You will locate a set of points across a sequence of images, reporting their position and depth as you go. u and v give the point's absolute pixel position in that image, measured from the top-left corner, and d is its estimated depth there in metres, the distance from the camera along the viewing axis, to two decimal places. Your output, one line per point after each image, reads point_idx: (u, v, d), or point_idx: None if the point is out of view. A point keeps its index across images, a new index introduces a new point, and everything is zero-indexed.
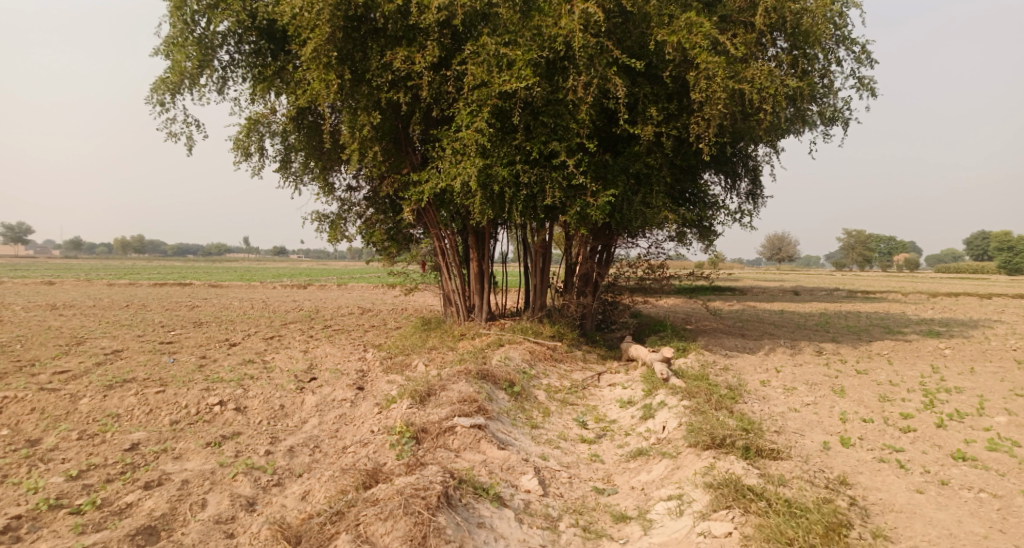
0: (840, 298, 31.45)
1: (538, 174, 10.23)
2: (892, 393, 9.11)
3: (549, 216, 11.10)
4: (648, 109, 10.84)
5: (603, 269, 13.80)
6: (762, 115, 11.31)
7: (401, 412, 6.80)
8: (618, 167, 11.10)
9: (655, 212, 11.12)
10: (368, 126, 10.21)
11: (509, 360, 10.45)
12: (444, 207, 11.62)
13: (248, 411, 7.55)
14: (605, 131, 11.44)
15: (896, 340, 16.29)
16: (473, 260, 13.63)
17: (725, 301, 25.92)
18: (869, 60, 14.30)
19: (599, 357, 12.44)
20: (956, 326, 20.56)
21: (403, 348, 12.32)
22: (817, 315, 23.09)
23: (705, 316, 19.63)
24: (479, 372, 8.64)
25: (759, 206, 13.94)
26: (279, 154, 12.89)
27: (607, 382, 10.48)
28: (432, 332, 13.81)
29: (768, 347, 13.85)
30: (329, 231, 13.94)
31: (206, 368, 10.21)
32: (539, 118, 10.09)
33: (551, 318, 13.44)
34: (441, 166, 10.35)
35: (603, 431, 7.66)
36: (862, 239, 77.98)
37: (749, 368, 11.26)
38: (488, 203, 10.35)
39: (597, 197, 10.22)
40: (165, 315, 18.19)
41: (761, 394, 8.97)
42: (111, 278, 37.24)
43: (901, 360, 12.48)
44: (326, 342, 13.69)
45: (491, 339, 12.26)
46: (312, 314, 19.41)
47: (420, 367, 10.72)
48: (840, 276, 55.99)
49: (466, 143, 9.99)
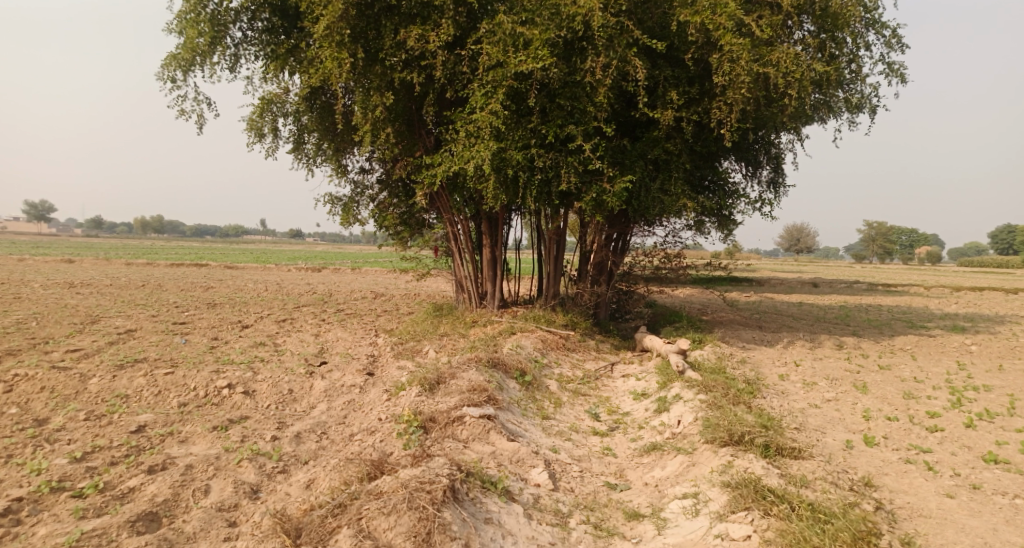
0: (859, 290, 30.92)
1: (554, 159, 10.01)
2: (916, 391, 8.86)
3: (564, 203, 10.87)
4: (669, 92, 10.55)
5: (619, 258, 13.54)
6: (786, 100, 10.98)
7: (409, 400, 6.67)
8: (636, 153, 10.85)
9: (673, 199, 10.86)
10: (381, 107, 10.02)
11: (521, 348, 10.28)
12: (457, 191, 11.42)
13: (256, 395, 7.45)
14: (623, 116, 11.16)
15: (917, 335, 15.93)
16: (486, 246, 13.45)
17: (742, 292, 25.56)
18: (899, 45, 13.89)
19: (613, 347, 12.26)
20: (979, 322, 20.11)
21: (414, 334, 12.21)
22: (837, 308, 22.69)
23: (721, 307, 19.35)
24: (491, 361, 8.49)
25: (781, 195, 13.61)
26: (293, 135, 12.76)
27: (621, 373, 10.31)
28: (444, 318, 13.68)
29: (786, 340, 13.59)
30: (342, 214, 13.85)
31: (217, 350, 10.15)
32: (556, 101, 9.85)
33: (565, 306, 13.25)
34: (454, 149, 10.14)
35: (616, 423, 7.49)
36: (881, 232, 76.73)
37: (768, 361, 11.02)
38: (502, 187, 10.15)
39: (614, 183, 9.99)
40: (180, 295, 18.25)
41: (779, 389, 8.76)
42: (129, 257, 37.57)
43: (925, 356, 12.18)
44: (337, 326, 13.61)
45: (504, 327, 12.11)
46: (325, 297, 19.39)
47: (432, 354, 10.59)
48: (860, 269, 55.14)
49: (480, 126, 9.77)
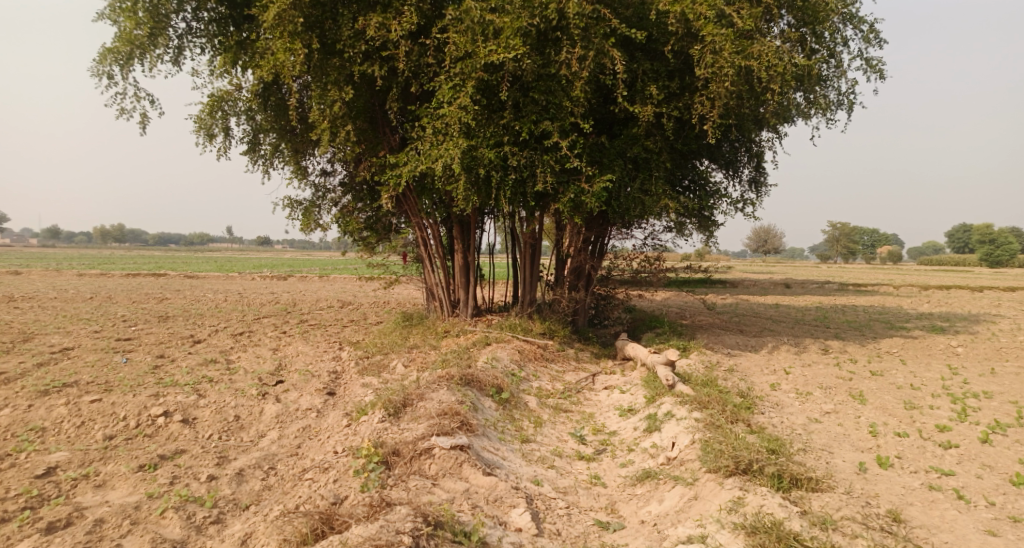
0: (832, 291, 30.83)
1: (529, 157, 9.31)
2: (916, 400, 8.36)
3: (540, 204, 10.16)
4: (648, 87, 9.92)
5: (597, 261, 12.85)
6: (770, 95, 10.44)
7: (370, 428, 5.85)
8: (615, 151, 10.21)
9: (654, 200, 10.23)
10: (340, 102, 9.20)
11: (497, 361, 9.54)
12: (425, 193, 10.64)
13: (198, 422, 6.57)
14: (600, 112, 10.51)
15: (899, 337, 15.57)
16: (458, 251, 12.71)
17: (718, 294, 25.20)
18: (877, 40, 13.50)
19: (592, 356, 11.60)
20: (956, 322, 19.92)
21: (381, 347, 11.38)
22: (814, 309, 22.41)
23: (700, 310, 18.85)
24: (463, 377, 7.72)
25: (762, 195, 13.08)
26: (247, 136, 11.85)
27: (603, 385, 9.64)
28: (414, 328, 12.85)
29: (771, 345, 13.06)
30: (302, 219, 12.96)
31: (161, 370, 9.19)
32: (530, 95, 9.15)
33: (541, 313, 12.55)
34: (421, 147, 9.36)
35: (602, 445, 6.80)
36: (845, 232, 77.72)
37: (757, 369, 10.46)
38: (473, 188, 9.41)
39: (593, 183, 9.32)
40: (131, 308, 17.09)
41: (773, 401, 8.17)
42: (84, 267, 35.92)
43: (915, 360, 11.77)
44: (298, 339, 12.71)
45: (477, 337, 11.35)
46: (288, 308, 18.38)
47: (400, 370, 9.78)
48: (829, 268, 55.62)
49: (448, 122, 9.03)
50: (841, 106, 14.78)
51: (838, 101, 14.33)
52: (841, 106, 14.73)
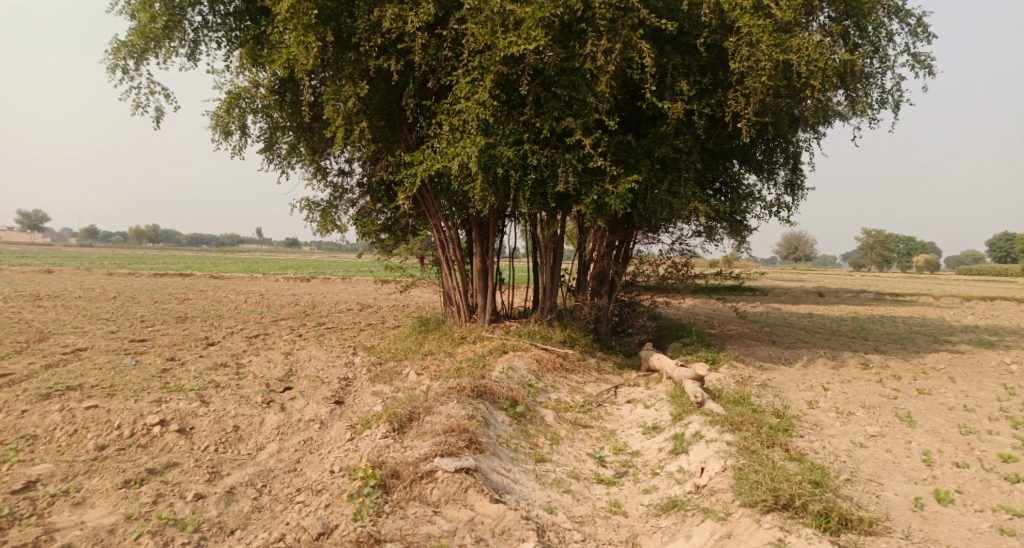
0: (867, 300, 29.75)
1: (550, 155, 8.86)
2: (971, 424, 7.72)
3: (562, 206, 9.68)
4: (678, 83, 9.40)
5: (622, 266, 12.31)
6: (809, 91, 9.82)
7: (371, 445, 5.44)
8: (641, 151, 9.70)
9: (683, 202, 9.70)
10: (354, 97, 8.85)
11: (514, 371, 9.07)
12: (443, 194, 10.24)
13: (194, 432, 6.20)
14: (626, 109, 10.00)
15: (944, 351, 14.71)
16: (477, 255, 12.30)
17: (747, 302, 24.39)
18: (925, 34, 12.74)
19: (615, 366, 11.08)
20: (1004, 336, 18.87)
21: (396, 353, 10.99)
22: (850, 319, 21.55)
23: (730, 319, 18.16)
24: (476, 388, 7.27)
25: (799, 198, 12.40)
26: (264, 134, 11.56)
27: (626, 399, 9.12)
28: (431, 334, 12.44)
29: (806, 358, 12.36)
30: (319, 220, 12.66)
31: (168, 374, 8.89)
32: (552, 90, 8.70)
33: (563, 320, 12.06)
34: (437, 145, 8.98)
35: (624, 467, 6.30)
36: (880, 240, 75.46)
37: (792, 385, 9.83)
38: (491, 187, 8.99)
39: (617, 183, 8.85)
40: (150, 308, 16.97)
41: (812, 421, 7.59)
42: (113, 266, 36.36)
43: (963, 378, 11.06)
44: (313, 343, 12.39)
45: (495, 344, 10.91)
46: (307, 310, 18.13)
47: (413, 379, 9.36)
48: (864, 277, 53.98)
49: (466, 119, 8.63)
50: (884, 105, 14.02)
51: (881, 100, 13.57)
52: (885, 106, 13.95)
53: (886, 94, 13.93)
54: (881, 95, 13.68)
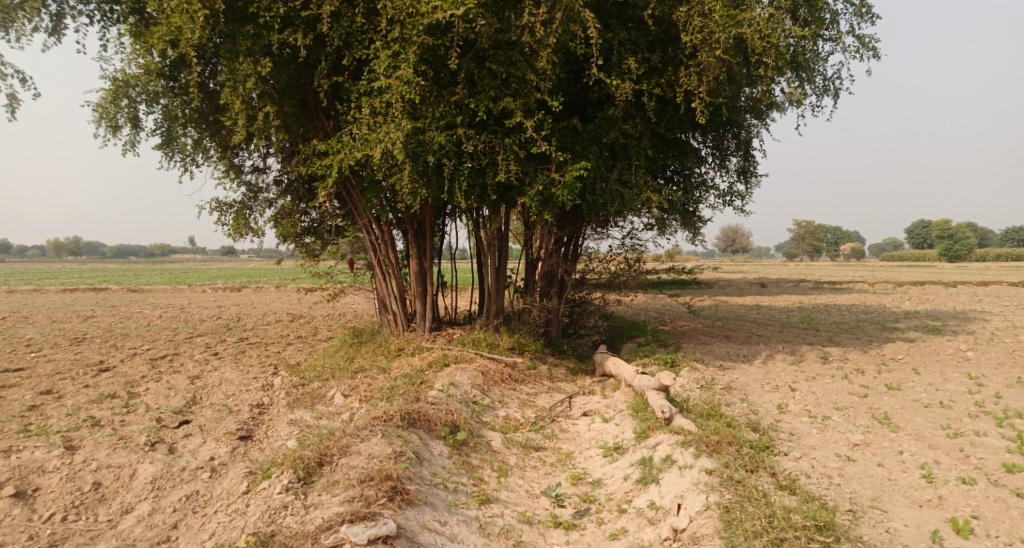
0: (808, 289, 29.93)
1: (489, 141, 7.81)
2: (956, 424, 7.07)
3: (503, 198, 8.64)
4: (625, 60, 8.50)
5: (571, 265, 11.35)
6: (764, 69, 9.10)
7: (266, 507, 4.27)
8: (589, 136, 8.77)
9: (635, 192, 8.82)
10: (254, 77, 7.56)
11: (455, 387, 7.96)
12: (369, 189, 9.04)
13: (39, 496, 4.87)
14: (570, 92, 9.05)
15: (899, 340, 14.40)
16: (413, 257, 11.13)
17: (694, 296, 23.95)
18: (869, 15, 12.30)
19: (568, 373, 10.12)
20: (947, 320, 18.95)
21: (321, 371, 9.71)
22: (797, 310, 21.33)
23: (681, 314, 17.51)
24: (407, 414, 6.11)
25: (753, 186, 11.73)
26: (161, 126, 9.78)
27: (582, 411, 8.15)
28: (364, 346, 11.18)
29: (765, 353, 11.70)
30: (231, 224, 11.21)
31: (34, 413, 7.39)
32: (486, 66, 7.65)
33: (509, 325, 11.01)
34: (356, 131, 7.79)
35: (584, 504, 5.31)
36: (810, 230, 77.61)
37: (757, 386, 9.07)
38: (421, 179, 7.88)
39: (564, 171, 7.91)
40: (44, 329, 15.01)
41: (789, 430, 6.78)
42: (18, 282, 33.43)
43: (928, 369, 10.60)
44: (228, 362, 10.95)
45: (435, 356, 9.78)
46: (230, 323, 16.50)
47: (339, 403, 8.12)
48: (799, 267, 55.11)
49: (389, 101, 7.49)
50: (828, 90, 13.58)
51: (824, 86, 13.11)
52: (826, 92, 13.53)
53: (828, 80, 13.51)
54: (823, 82, 13.22)
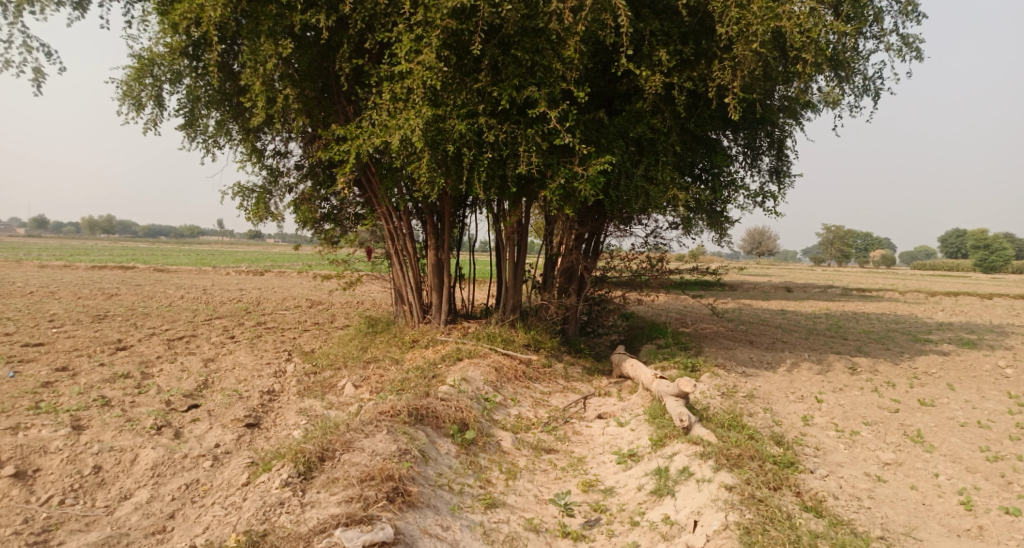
0: (836, 296, 29.21)
1: (511, 131, 7.58)
2: (993, 447, 6.69)
3: (524, 191, 8.40)
4: (657, 51, 8.18)
5: (592, 262, 11.07)
6: (802, 65, 8.71)
7: (263, 504, 4.12)
8: (615, 130, 8.49)
9: (661, 189, 8.53)
10: (275, 59, 7.42)
11: (467, 382, 7.76)
12: (387, 177, 8.86)
13: (38, 478, 4.76)
14: (597, 83, 8.77)
15: (931, 353, 13.88)
16: (431, 248, 10.95)
17: (718, 298, 23.47)
18: (916, 13, 11.78)
19: (584, 372, 9.88)
20: (982, 334, 18.25)
21: (335, 359, 9.58)
22: (823, 316, 20.78)
23: (704, 316, 17.11)
24: (414, 410, 5.92)
25: (784, 187, 11.32)
26: (185, 106, 9.63)
27: (597, 413, 7.90)
28: (379, 336, 11.03)
29: (790, 361, 11.29)
30: (250, 207, 11.12)
31: (46, 389, 7.34)
32: (511, 53, 7.41)
33: (527, 321, 10.78)
34: (375, 117, 7.62)
35: (595, 513, 5.08)
36: (840, 235, 76.04)
37: (781, 395, 8.72)
38: (440, 168, 7.68)
39: (587, 165, 7.67)
40: (66, 305, 15.13)
41: (814, 444, 6.46)
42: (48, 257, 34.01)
43: (961, 385, 10.15)
44: (243, 346, 10.89)
45: (449, 349, 9.59)
46: (249, 307, 16.50)
47: (350, 394, 7.97)
48: (827, 273, 54.00)
49: (410, 87, 7.29)
50: (867, 91, 13.06)
51: (863, 86, 12.62)
52: (866, 92, 13.01)
53: (868, 80, 13.00)
54: (863, 81, 12.71)
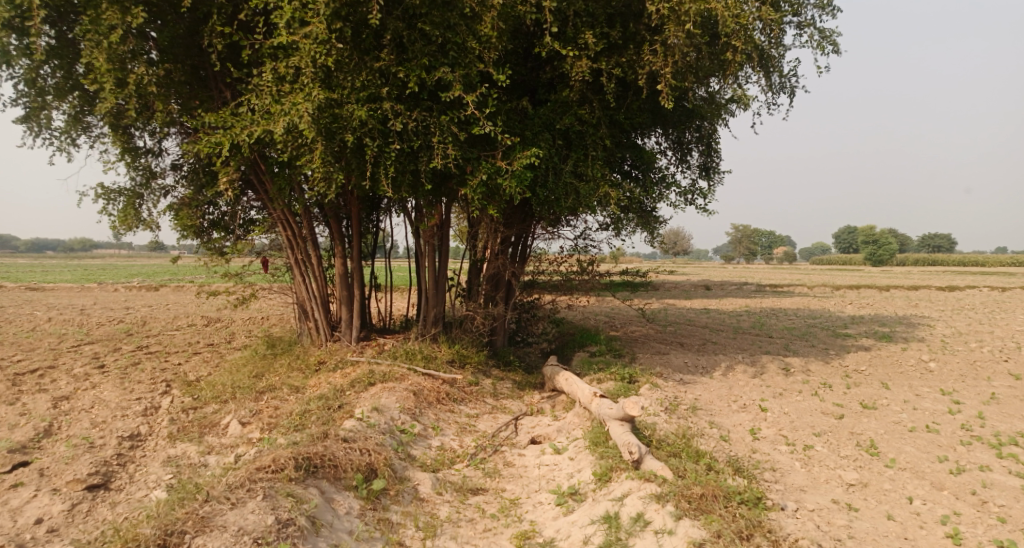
0: (751, 292, 29.72)
1: (422, 119, 6.54)
2: (954, 456, 6.23)
3: (441, 189, 7.38)
4: (582, 33, 7.38)
5: (519, 267, 10.14)
6: (733, 51, 8.16)
7: None
8: (540, 121, 7.63)
9: (591, 186, 7.72)
10: (122, 30, 6.09)
11: (379, 413, 6.63)
12: (279, 176, 7.60)
13: None
14: (517, 70, 7.90)
15: (855, 348, 13.82)
16: (338, 256, 9.71)
17: (641, 300, 23.15)
18: (831, 8, 11.60)
19: (513, 388, 8.92)
20: (894, 326, 18.68)
21: (223, 389, 8.17)
22: (744, 314, 20.78)
23: (632, 319, 16.55)
24: (305, 460, 4.77)
25: (714, 184, 10.81)
26: (25, 94, 7.97)
27: (530, 438, 6.95)
28: (278, 359, 9.66)
29: (724, 364, 10.77)
30: (118, 215, 9.49)
31: None
32: (417, 27, 6.39)
33: (450, 334, 9.73)
34: (255, 102, 6.41)
35: None
36: (747, 234, 79.20)
37: (723, 405, 8.06)
38: (337, 161, 6.54)
39: (512, 159, 6.78)
40: None
41: (773, 466, 5.76)
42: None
43: (896, 383, 9.89)
44: (113, 377, 9.25)
45: (360, 371, 8.41)
46: (130, 328, 14.50)
47: (235, 434, 6.65)
48: (738, 270, 55.69)
49: (298, 65, 6.14)
50: (785, 88, 12.85)
51: (781, 83, 12.38)
52: (783, 90, 12.79)
53: (784, 78, 12.79)
54: (780, 78, 12.47)
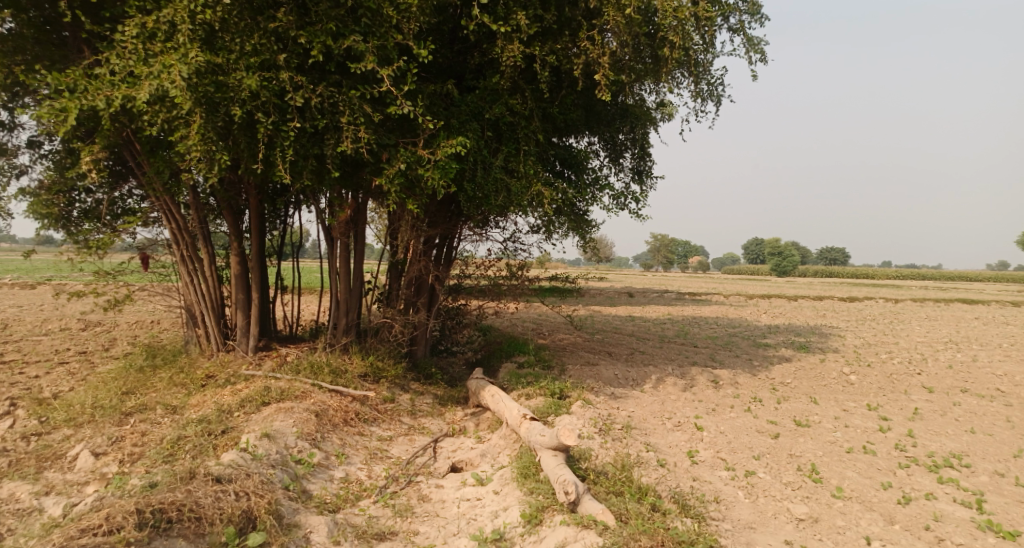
0: (672, 300, 29.96)
1: (329, 94, 5.62)
2: (899, 481, 5.90)
3: (352, 178, 6.44)
4: (515, 13, 6.61)
5: (443, 272, 9.26)
6: (672, 47, 7.65)
7: None
8: (467, 108, 6.82)
9: (523, 184, 6.99)
10: None
11: (271, 439, 5.60)
12: (157, 157, 6.46)
13: None
14: (441, 52, 7.06)
15: (778, 359, 13.74)
16: (233, 252, 8.53)
17: (567, 306, 22.68)
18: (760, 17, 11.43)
19: (432, 404, 8.04)
20: (809, 337, 19.02)
21: (83, 407, 6.87)
22: (668, 322, 20.69)
23: (558, 326, 15.93)
24: (152, 513, 3.92)
25: (647, 189, 10.32)
26: None
27: (452, 466, 6.10)
28: (159, 371, 8.34)
29: (655, 376, 10.28)
30: None
31: None
32: None
33: (363, 343, 8.72)
34: (116, 61, 5.33)
35: None
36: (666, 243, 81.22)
37: (658, 423, 7.48)
38: (223, 140, 5.52)
39: (434, 147, 5.95)
40: None
41: (720, 498, 5.19)
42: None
43: (825, 397, 9.69)
44: None
45: (254, 387, 7.30)
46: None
47: (86, 468, 5.44)
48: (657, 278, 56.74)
49: (172, 19, 5.12)
50: (713, 95, 12.62)
51: (709, 90, 12.12)
52: (711, 97, 12.56)
53: (713, 85, 12.56)
54: (709, 85, 12.21)
